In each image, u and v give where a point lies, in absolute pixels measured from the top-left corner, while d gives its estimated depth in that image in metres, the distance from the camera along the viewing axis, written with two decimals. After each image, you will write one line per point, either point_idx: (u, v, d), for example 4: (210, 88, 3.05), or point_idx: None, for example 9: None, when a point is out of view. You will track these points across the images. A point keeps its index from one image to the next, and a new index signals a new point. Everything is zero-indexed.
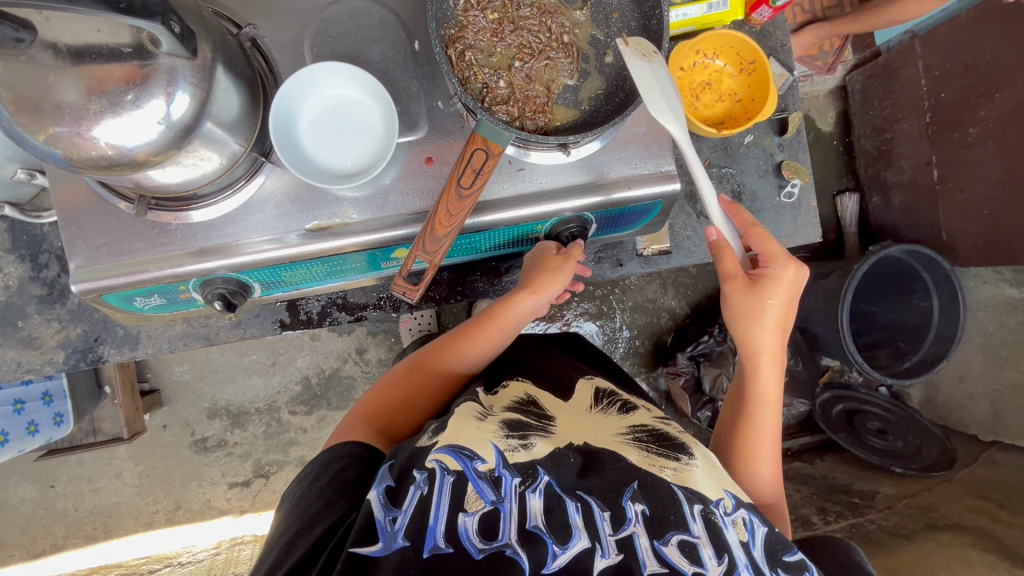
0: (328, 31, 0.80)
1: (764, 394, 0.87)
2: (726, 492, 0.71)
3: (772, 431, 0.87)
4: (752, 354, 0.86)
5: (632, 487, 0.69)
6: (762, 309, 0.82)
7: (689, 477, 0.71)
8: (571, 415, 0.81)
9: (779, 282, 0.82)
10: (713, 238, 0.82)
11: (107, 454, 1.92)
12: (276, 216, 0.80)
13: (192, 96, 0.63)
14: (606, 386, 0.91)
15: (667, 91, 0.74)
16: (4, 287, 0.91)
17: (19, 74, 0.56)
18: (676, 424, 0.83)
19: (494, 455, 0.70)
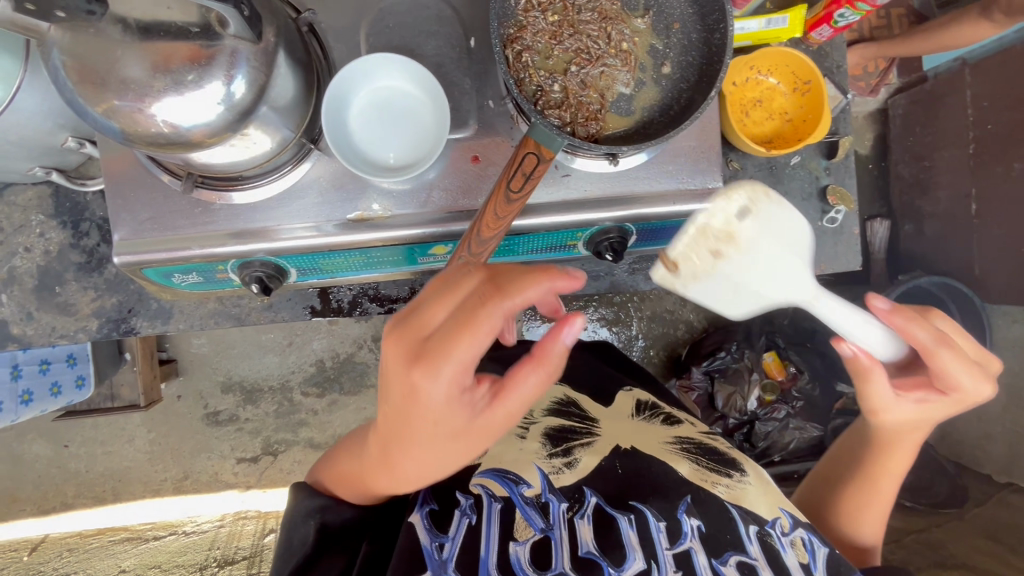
0: (385, 22, 0.79)
1: (892, 473, 0.86)
2: (783, 511, 0.79)
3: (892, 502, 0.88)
4: (886, 440, 0.85)
5: (687, 500, 0.78)
6: (921, 420, 0.79)
7: (738, 495, 0.81)
8: (619, 422, 0.91)
9: (958, 401, 0.77)
10: (849, 354, 0.76)
11: (122, 419, 1.95)
12: (319, 204, 0.80)
13: (253, 79, 0.62)
14: (645, 396, 0.99)
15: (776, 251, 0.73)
16: (44, 251, 0.92)
17: (87, 47, 0.57)
18: (721, 440, 0.93)
19: (539, 481, 0.79)
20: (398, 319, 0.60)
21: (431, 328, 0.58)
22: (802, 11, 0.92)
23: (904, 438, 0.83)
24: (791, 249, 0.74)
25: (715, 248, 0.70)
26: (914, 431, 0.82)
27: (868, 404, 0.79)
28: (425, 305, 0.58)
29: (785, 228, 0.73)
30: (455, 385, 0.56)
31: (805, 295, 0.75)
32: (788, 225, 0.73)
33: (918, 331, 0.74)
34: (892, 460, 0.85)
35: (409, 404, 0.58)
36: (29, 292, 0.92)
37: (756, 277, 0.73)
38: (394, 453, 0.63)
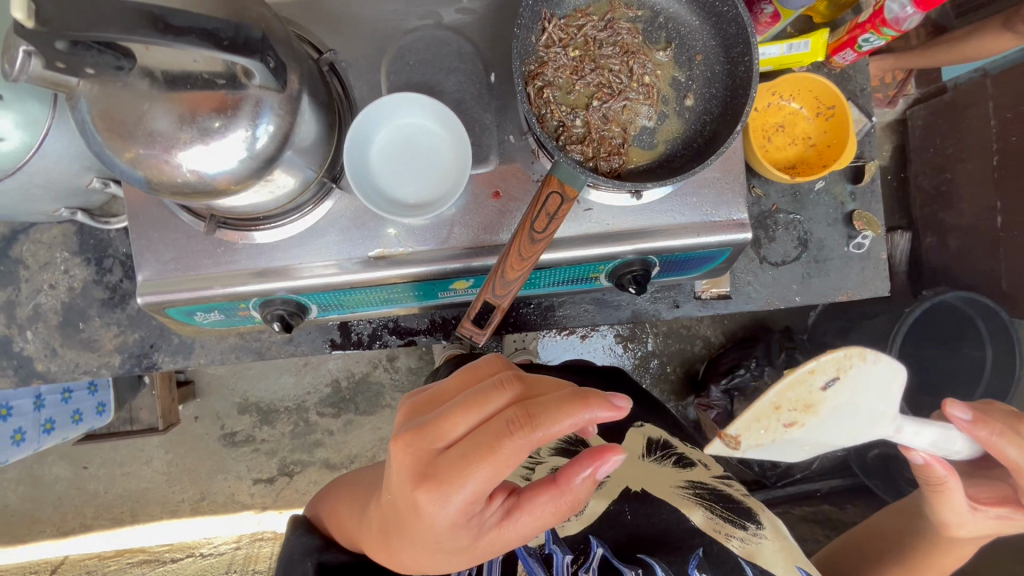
0: (405, 60, 0.80)
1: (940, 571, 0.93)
2: (799, 568, 0.82)
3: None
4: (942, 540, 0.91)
5: (699, 553, 0.80)
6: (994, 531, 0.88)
7: (755, 550, 0.82)
8: (630, 467, 0.95)
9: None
10: (920, 460, 0.85)
11: (140, 441, 1.96)
12: (340, 242, 0.79)
13: (276, 126, 0.63)
14: (656, 433, 1.01)
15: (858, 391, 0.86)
16: (69, 288, 0.93)
17: (115, 100, 0.57)
18: (735, 485, 0.96)
19: (544, 532, 0.84)
20: (415, 424, 0.58)
21: (452, 440, 0.56)
22: (825, 36, 0.90)
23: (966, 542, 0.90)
24: (869, 408, 0.87)
25: (795, 413, 0.85)
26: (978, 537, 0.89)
27: (945, 516, 0.87)
28: (446, 416, 0.56)
29: (866, 391, 0.86)
30: (465, 509, 0.55)
31: (886, 429, 0.87)
32: (866, 392, 0.86)
33: (1007, 446, 0.82)
34: (945, 559, 0.92)
35: (415, 518, 0.56)
36: (54, 329, 0.93)
37: (827, 428, 0.89)
38: (393, 545, 0.63)
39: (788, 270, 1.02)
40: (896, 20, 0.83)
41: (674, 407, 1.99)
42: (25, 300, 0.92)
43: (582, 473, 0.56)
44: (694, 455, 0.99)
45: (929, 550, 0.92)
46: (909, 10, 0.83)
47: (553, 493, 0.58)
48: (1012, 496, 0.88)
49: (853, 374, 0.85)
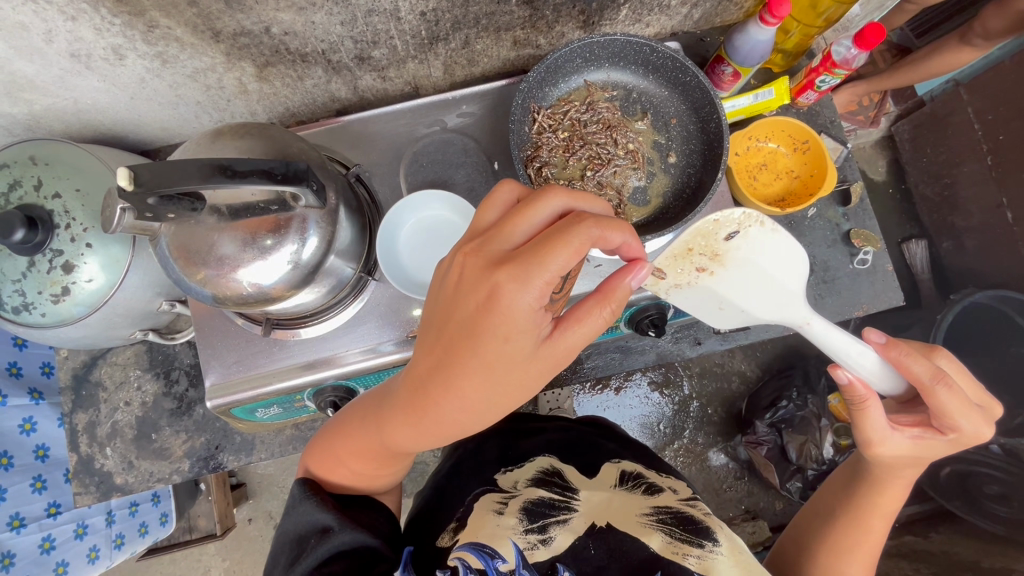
0: (420, 161, 0.92)
1: (881, 519, 0.77)
2: None
3: (875, 555, 0.78)
4: (874, 474, 0.78)
5: None
6: (915, 459, 0.73)
7: (712, 566, 0.69)
8: (595, 491, 0.84)
9: (956, 442, 0.72)
10: (846, 380, 0.70)
11: (197, 550, 1.96)
12: (378, 327, 0.88)
13: (320, 238, 0.73)
14: (631, 467, 0.93)
15: (770, 258, 0.82)
16: (142, 403, 1.03)
17: (190, 235, 0.69)
18: (702, 505, 0.82)
19: (514, 555, 0.68)
20: (478, 237, 0.62)
21: (516, 245, 0.60)
22: (785, 82, 1.00)
23: (897, 474, 0.76)
24: (786, 272, 0.82)
25: (705, 258, 0.83)
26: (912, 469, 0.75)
27: (864, 434, 0.73)
28: (509, 219, 0.60)
29: (776, 251, 0.82)
30: (540, 297, 0.56)
31: (796, 317, 0.79)
32: (780, 253, 0.82)
33: (914, 366, 0.69)
34: (881, 501, 0.77)
35: (490, 311, 0.57)
36: (130, 443, 1.02)
37: (746, 291, 0.82)
38: (442, 381, 0.62)
39: None
40: (845, 61, 0.92)
41: (721, 448, 1.94)
42: (104, 419, 1.02)
43: (633, 275, 0.59)
44: (665, 484, 0.88)
45: (862, 497, 0.78)
46: (854, 51, 0.92)
47: (605, 298, 0.60)
48: (927, 421, 0.75)
49: (759, 233, 0.82)
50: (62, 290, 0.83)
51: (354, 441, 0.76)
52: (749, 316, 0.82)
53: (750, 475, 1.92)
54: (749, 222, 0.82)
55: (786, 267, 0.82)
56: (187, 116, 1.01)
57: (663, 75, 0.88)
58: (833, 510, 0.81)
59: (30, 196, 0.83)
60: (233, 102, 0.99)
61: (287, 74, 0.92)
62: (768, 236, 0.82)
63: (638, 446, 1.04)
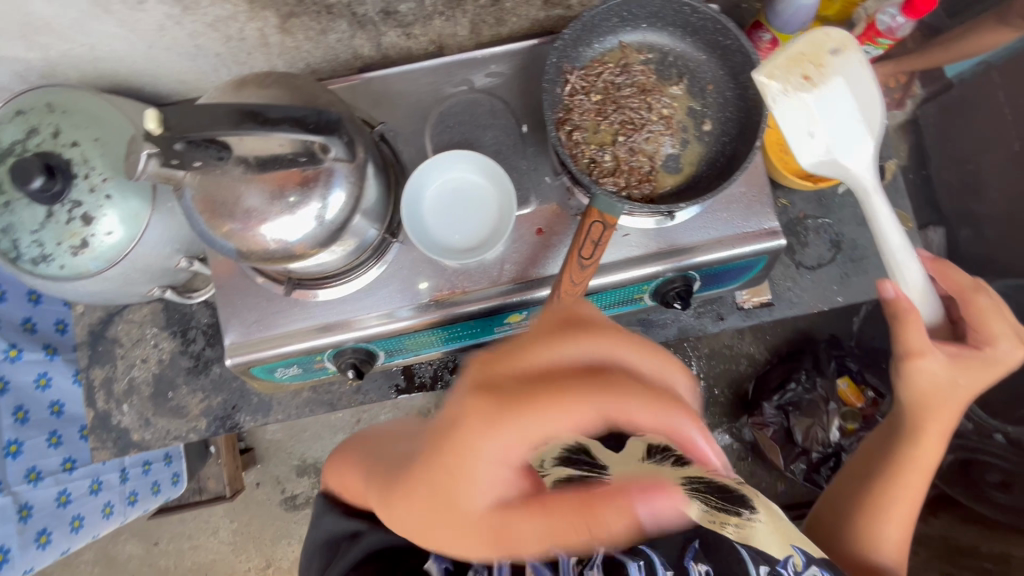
0: (446, 122, 0.90)
1: (919, 473, 0.77)
2: (795, 548, 0.67)
3: (913, 511, 0.78)
4: (912, 428, 0.77)
5: (694, 544, 0.65)
6: (953, 384, 0.74)
7: (752, 534, 0.66)
8: None
9: (986, 366, 0.74)
10: (890, 293, 0.74)
11: (205, 512, 1.99)
12: (401, 290, 0.87)
13: (347, 192, 0.71)
14: None
15: (855, 84, 0.75)
16: (158, 360, 1.02)
17: (217, 186, 0.67)
18: None
19: None
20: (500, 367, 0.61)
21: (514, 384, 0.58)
22: None
23: (932, 423, 0.76)
24: (866, 102, 0.76)
25: (806, 78, 0.74)
26: (953, 411, 0.75)
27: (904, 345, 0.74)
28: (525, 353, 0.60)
29: (863, 94, 0.76)
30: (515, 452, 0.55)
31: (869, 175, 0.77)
32: (864, 98, 0.76)
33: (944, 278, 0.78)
34: (919, 453, 0.77)
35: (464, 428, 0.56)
36: (147, 400, 1.02)
37: (836, 132, 0.76)
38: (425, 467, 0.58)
39: (826, 272, 1.04)
40: (889, 30, 0.89)
41: (728, 428, 1.94)
42: (121, 375, 1.02)
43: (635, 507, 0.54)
44: None
45: (899, 452, 0.78)
46: (901, 19, 0.88)
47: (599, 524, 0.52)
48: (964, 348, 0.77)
49: (855, 68, 0.75)
50: (81, 243, 0.81)
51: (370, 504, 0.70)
52: (833, 167, 0.77)
53: (755, 456, 1.93)
54: (841, 50, 0.75)
55: (870, 95, 0.76)
56: (204, 69, 0.98)
57: (702, 38, 0.84)
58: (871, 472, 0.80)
59: (47, 144, 0.81)
60: (252, 56, 0.96)
61: (310, 26, 0.89)
62: (854, 60, 0.75)
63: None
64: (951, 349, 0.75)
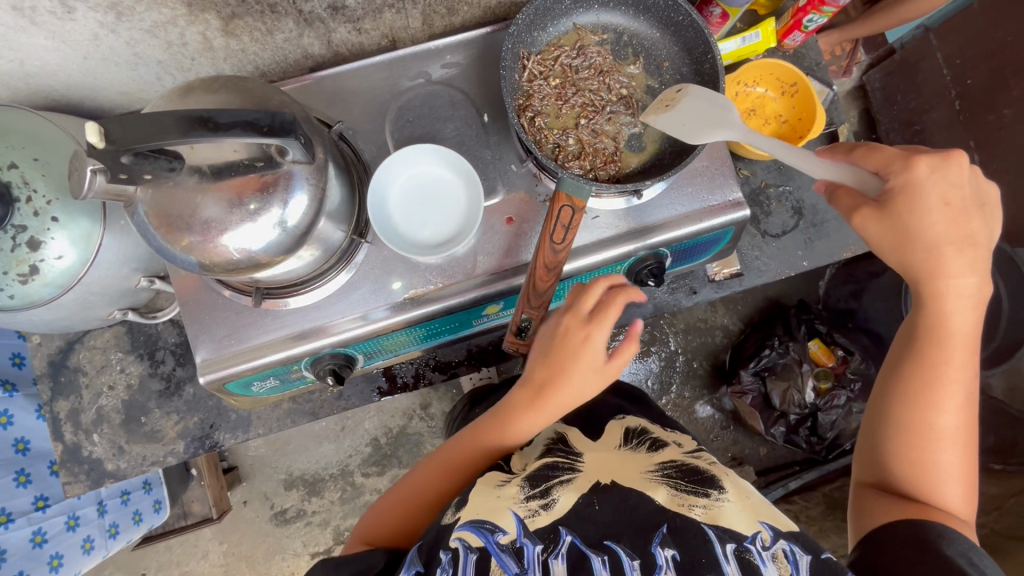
0: (405, 116, 0.88)
1: (952, 341, 0.73)
2: (762, 524, 0.70)
3: (965, 390, 0.73)
4: (921, 294, 0.74)
5: (662, 530, 0.69)
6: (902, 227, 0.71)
7: (719, 514, 0.71)
8: (600, 454, 0.85)
9: (912, 198, 0.70)
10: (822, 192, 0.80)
11: (193, 536, 1.94)
12: (375, 290, 0.85)
13: (308, 195, 0.69)
14: (636, 425, 0.93)
15: (714, 104, 0.75)
16: (127, 385, 0.98)
17: (171, 198, 0.64)
18: (707, 456, 0.84)
19: (514, 525, 0.71)
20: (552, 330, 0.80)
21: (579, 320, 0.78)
22: (772, 24, 0.99)
23: (937, 279, 0.72)
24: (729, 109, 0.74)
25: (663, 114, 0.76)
26: (948, 255, 0.71)
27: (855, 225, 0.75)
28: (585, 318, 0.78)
29: (713, 119, 0.74)
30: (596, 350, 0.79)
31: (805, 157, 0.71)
32: (714, 122, 0.74)
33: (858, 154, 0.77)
34: (938, 313, 0.73)
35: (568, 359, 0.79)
36: (118, 428, 0.98)
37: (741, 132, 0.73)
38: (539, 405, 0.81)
39: (790, 239, 1.07)
40: None
41: (710, 400, 1.99)
42: (88, 405, 0.97)
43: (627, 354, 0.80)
44: (670, 439, 0.89)
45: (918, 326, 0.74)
46: None
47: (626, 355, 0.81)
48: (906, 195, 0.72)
49: (704, 98, 0.75)
50: (29, 270, 0.77)
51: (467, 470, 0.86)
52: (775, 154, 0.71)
53: (737, 423, 1.98)
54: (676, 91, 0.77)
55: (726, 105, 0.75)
56: (147, 79, 0.94)
57: (654, 15, 0.85)
58: (899, 361, 0.76)
59: None
60: (197, 61, 0.92)
61: (255, 27, 0.86)
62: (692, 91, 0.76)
63: (639, 402, 1.06)
64: (867, 211, 0.74)
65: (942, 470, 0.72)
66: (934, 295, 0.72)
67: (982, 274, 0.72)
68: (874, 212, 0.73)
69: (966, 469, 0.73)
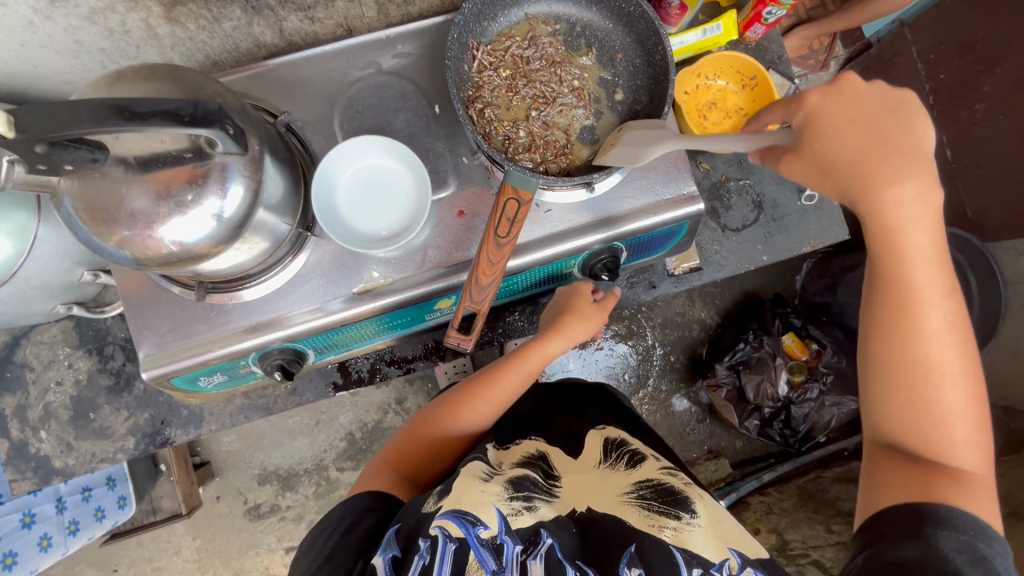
0: (355, 107, 0.87)
1: (916, 273, 0.66)
2: (731, 552, 0.70)
3: (949, 319, 0.66)
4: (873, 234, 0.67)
5: (630, 550, 0.68)
6: (823, 159, 0.66)
7: (687, 538, 0.70)
8: (577, 475, 0.84)
9: (817, 125, 0.66)
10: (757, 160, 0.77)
11: (166, 531, 1.92)
12: (324, 284, 0.84)
13: (244, 186, 0.68)
14: (615, 435, 0.94)
15: (648, 128, 0.75)
16: (75, 381, 0.96)
17: (95, 190, 0.62)
18: (683, 476, 0.85)
19: (496, 521, 0.70)
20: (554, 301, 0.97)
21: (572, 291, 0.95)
22: (733, 16, 0.98)
23: (884, 204, 0.64)
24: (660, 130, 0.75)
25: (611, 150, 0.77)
26: (879, 169, 0.64)
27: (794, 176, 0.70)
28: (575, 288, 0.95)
29: (650, 138, 0.74)
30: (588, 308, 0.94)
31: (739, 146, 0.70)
32: (651, 141, 0.74)
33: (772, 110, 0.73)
34: (891, 249, 0.66)
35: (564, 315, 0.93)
36: (66, 424, 0.96)
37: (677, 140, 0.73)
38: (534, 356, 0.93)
39: (750, 233, 1.07)
40: None
41: (685, 394, 2.00)
42: (35, 401, 0.96)
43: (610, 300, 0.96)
44: (649, 453, 0.90)
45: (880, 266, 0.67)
46: None
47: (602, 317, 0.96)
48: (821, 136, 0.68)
49: (641, 126, 0.76)
50: None
51: (460, 434, 0.92)
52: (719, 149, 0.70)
53: (711, 417, 1.99)
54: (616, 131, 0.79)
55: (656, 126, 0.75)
56: (92, 67, 0.91)
57: (606, 6, 0.84)
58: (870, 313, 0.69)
59: None
60: (143, 49, 0.89)
61: (200, 14, 0.84)
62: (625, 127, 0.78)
63: (626, 423, 1.05)
64: (788, 159, 0.70)
65: (943, 418, 0.66)
66: (883, 223, 0.65)
67: (925, 176, 0.63)
68: (795, 154, 0.69)
69: (974, 404, 0.67)
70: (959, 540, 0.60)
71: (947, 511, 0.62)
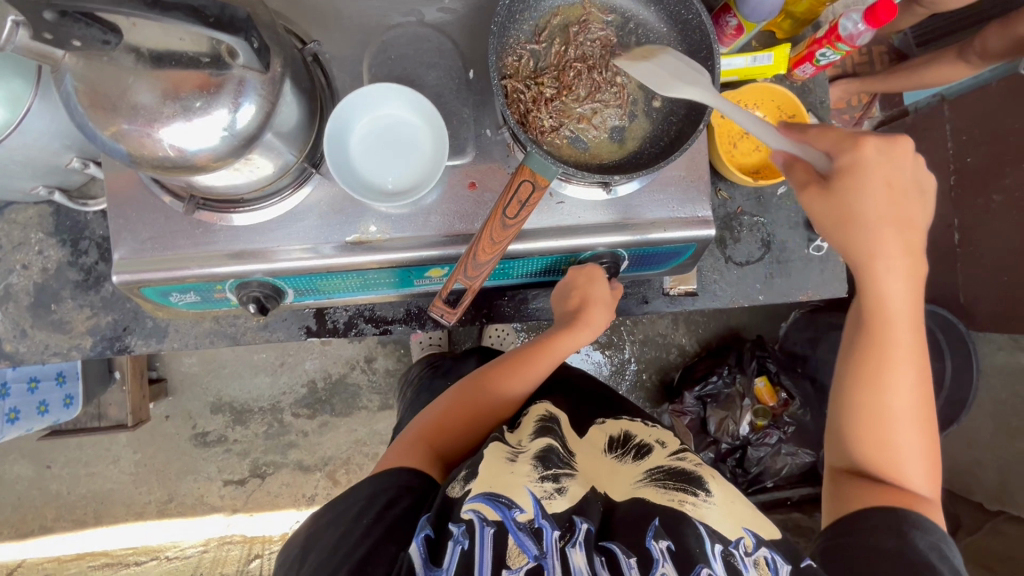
0: (388, 53, 0.83)
1: (903, 314, 0.77)
2: (745, 530, 0.72)
3: (906, 353, 0.77)
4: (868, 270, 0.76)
5: (654, 524, 0.70)
6: (845, 202, 0.73)
7: (704, 514, 0.72)
8: (587, 454, 0.83)
9: (853, 173, 0.72)
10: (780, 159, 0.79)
11: (107, 439, 1.88)
12: (319, 226, 0.81)
13: (258, 106, 0.65)
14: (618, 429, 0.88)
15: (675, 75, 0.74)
16: (42, 269, 0.93)
17: (100, 73, 0.59)
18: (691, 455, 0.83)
19: (532, 505, 0.70)
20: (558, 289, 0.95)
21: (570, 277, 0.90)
22: (786, 49, 0.97)
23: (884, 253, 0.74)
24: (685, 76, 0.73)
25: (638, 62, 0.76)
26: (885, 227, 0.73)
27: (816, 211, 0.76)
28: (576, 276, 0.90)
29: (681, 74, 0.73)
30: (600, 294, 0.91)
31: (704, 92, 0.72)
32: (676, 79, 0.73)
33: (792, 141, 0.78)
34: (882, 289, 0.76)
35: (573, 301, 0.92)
36: (25, 310, 0.93)
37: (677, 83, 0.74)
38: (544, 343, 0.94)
39: (752, 270, 1.06)
40: (849, 37, 0.87)
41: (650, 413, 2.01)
42: None
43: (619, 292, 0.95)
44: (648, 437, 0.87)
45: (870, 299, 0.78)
46: (861, 26, 0.87)
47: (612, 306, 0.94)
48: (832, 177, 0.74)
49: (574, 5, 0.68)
50: None
51: (469, 413, 0.91)
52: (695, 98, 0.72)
53: None
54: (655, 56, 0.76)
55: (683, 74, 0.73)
56: None
57: (664, 8, 0.81)
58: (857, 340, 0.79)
59: None
60: None
61: None
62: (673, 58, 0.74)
63: None
64: (815, 187, 0.75)
65: (893, 441, 0.76)
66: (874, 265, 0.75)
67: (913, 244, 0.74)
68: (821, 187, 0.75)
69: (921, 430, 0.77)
70: (928, 540, 0.69)
71: (916, 515, 0.71)
